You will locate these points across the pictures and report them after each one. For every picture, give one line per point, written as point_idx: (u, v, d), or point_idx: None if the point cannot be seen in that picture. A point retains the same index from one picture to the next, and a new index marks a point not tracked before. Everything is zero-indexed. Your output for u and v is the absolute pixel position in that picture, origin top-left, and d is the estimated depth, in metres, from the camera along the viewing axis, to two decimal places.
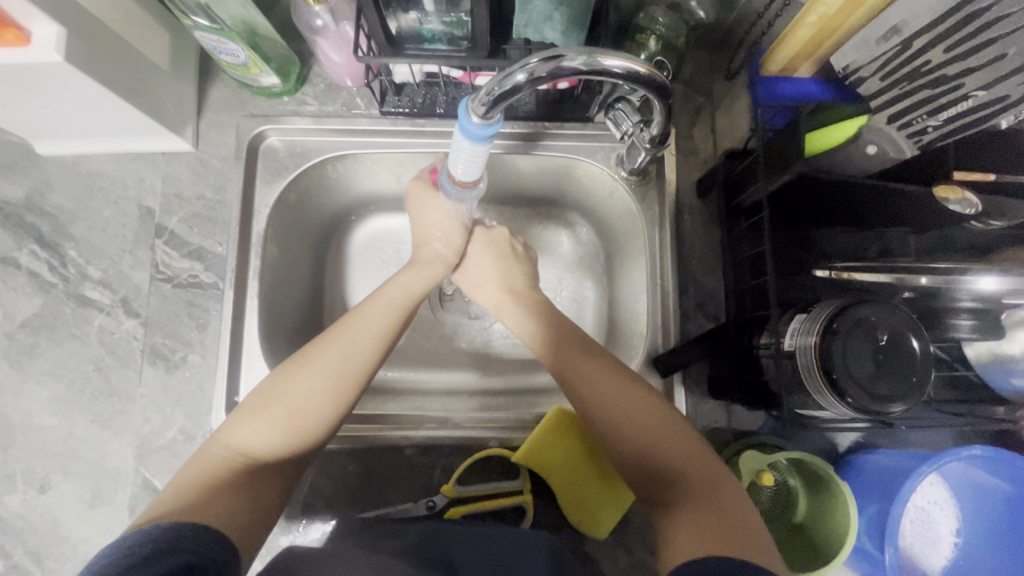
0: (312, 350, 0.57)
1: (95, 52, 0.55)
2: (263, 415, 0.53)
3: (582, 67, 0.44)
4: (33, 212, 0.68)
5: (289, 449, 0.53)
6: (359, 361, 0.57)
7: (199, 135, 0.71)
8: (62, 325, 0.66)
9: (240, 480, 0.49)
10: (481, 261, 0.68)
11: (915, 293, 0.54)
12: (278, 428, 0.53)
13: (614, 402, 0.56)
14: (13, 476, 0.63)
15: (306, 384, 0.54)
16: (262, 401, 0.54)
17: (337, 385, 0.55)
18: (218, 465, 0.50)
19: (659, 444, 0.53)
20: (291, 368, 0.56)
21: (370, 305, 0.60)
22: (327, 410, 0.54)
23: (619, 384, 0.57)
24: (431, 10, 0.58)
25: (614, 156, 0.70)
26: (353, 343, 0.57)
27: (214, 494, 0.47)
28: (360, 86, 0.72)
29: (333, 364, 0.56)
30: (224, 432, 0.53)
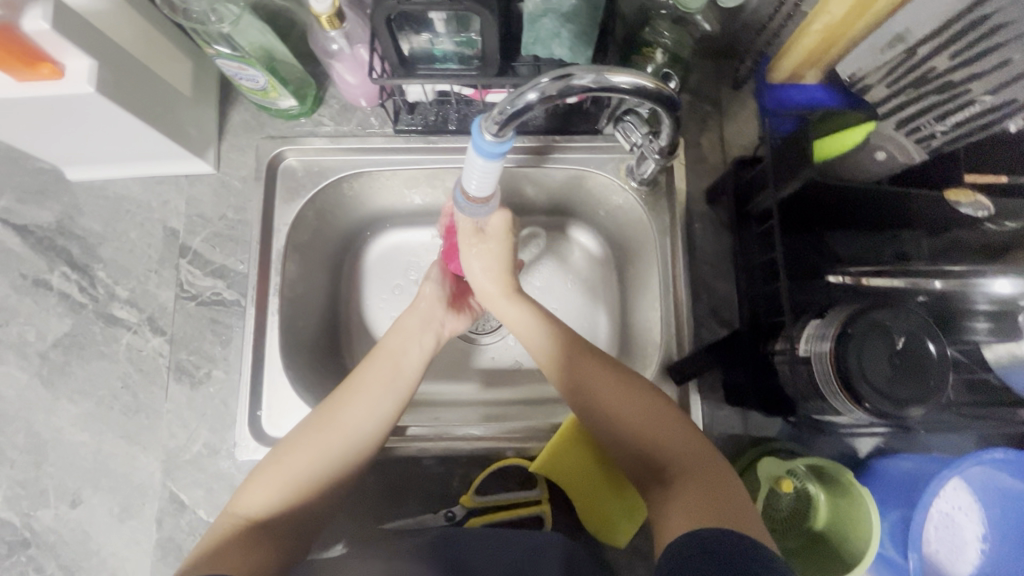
0: (317, 415, 0.59)
1: (124, 82, 0.58)
2: (268, 480, 0.55)
3: (591, 85, 0.45)
4: (63, 235, 0.71)
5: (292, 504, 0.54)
6: (360, 425, 0.58)
7: (220, 156, 0.73)
8: (92, 344, 0.69)
9: (252, 540, 0.51)
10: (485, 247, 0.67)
11: (930, 297, 0.54)
12: (275, 488, 0.54)
13: (612, 399, 0.57)
14: (46, 491, 0.66)
15: (313, 448, 0.56)
16: (268, 466, 0.56)
17: (340, 450, 0.57)
18: (228, 528, 0.52)
19: (646, 428, 0.55)
20: (297, 435, 0.57)
21: (373, 365, 0.63)
22: (327, 471, 0.56)
23: (610, 378, 0.58)
24: (443, 31, 0.60)
25: (623, 166, 0.71)
26: (357, 409, 0.59)
27: (227, 553, 0.49)
28: (374, 106, 0.74)
29: (338, 428, 0.58)
30: (237, 494, 0.55)
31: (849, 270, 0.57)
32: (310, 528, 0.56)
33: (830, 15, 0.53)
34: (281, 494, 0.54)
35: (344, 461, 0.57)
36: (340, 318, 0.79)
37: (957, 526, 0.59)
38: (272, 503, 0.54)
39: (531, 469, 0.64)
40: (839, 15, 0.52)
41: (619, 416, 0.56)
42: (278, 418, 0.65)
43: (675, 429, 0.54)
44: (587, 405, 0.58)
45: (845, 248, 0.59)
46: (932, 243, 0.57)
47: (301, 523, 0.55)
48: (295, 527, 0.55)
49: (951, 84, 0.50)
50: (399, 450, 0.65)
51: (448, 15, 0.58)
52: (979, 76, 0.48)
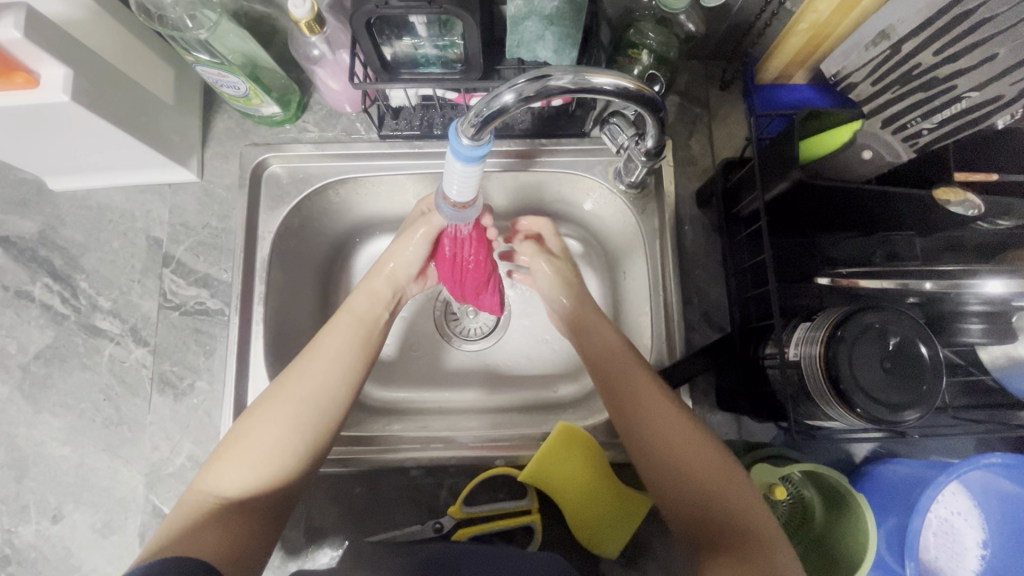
0: (275, 386, 0.57)
1: (102, 90, 0.57)
2: (233, 455, 0.53)
3: (570, 86, 0.45)
4: (45, 246, 0.70)
5: (265, 479, 0.53)
6: (324, 388, 0.57)
7: (204, 164, 0.72)
8: (74, 356, 0.68)
9: (227, 517, 0.51)
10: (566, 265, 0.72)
11: (921, 299, 0.53)
12: (247, 462, 0.53)
13: (657, 426, 0.57)
14: (27, 506, 0.64)
15: (277, 418, 0.55)
16: (232, 441, 0.54)
17: (304, 415, 0.56)
18: (198, 507, 0.51)
19: (680, 457, 0.55)
20: (256, 409, 0.56)
21: (333, 331, 0.62)
22: (295, 441, 0.55)
23: (661, 407, 0.58)
24: (425, 35, 0.60)
25: (612, 169, 0.71)
26: (317, 375, 0.58)
27: (199, 535, 0.49)
28: (358, 111, 0.73)
29: (300, 395, 0.56)
30: (202, 472, 0.54)
31: (839, 272, 0.55)
32: (288, 500, 0.55)
33: (817, 14, 0.52)
34: (250, 465, 0.53)
35: (318, 429, 0.56)
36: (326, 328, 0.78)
37: (956, 532, 0.58)
38: (241, 476, 0.52)
39: (520, 478, 0.63)
40: (826, 14, 0.52)
41: (653, 443, 0.57)
42: None
43: (719, 471, 0.54)
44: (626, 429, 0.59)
45: (838, 252, 0.58)
46: (925, 244, 0.56)
47: (283, 497, 0.54)
48: (276, 499, 0.54)
49: (937, 81, 0.51)
50: (386, 460, 0.64)
51: (429, 19, 0.58)
52: (965, 72, 0.49)
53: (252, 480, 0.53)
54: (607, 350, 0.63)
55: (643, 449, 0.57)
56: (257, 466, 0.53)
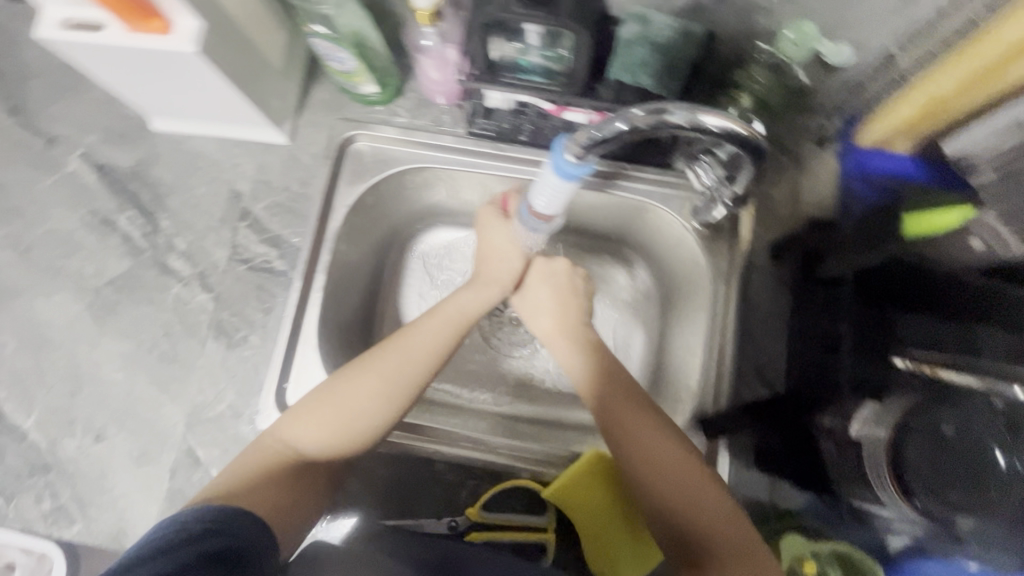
0: (365, 359, 0.58)
1: (224, 46, 0.59)
2: (312, 414, 0.55)
3: (683, 124, 0.43)
4: (137, 181, 0.74)
5: (331, 449, 0.55)
6: (408, 377, 0.58)
7: (295, 130, 0.75)
8: (143, 289, 0.71)
9: (290, 475, 0.53)
10: (541, 291, 0.68)
11: (1007, 405, 0.46)
12: (321, 428, 0.55)
13: (650, 457, 0.54)
14: (75, 421, 0.68)
15: (361, 391, 0.56)
16: (316, 401, 0.56)
17: (382, 395, 0.56)
18: (270, 454, 0.54)
19: (700, 517, 0.51)
20: (342, 376, 0.57)
21: (429, 321, 0.62)
22: (369, 420, 0.56)
23: (663, 440, 0.55)
24: (535, 43, 0.61)
25: (688, 206, 0.70)
26: (403, 360, 0.58)
27: (262, 484, 0.51)
28: (450, 104, 0.74)
29: (383, 376, 0.57)
30: (282, 421, 0.56)
31: (914, 355, 0.51)
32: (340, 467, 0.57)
33: (939, 88, 0.50)
34: (325, 429, 0.55)
35: (392, 415, 0.57)
36: (374, 307, 0.79)
37: None
38: (311, 440, 0.55)
39: (543, 494, 0.62)
40: (949, 89, 0.49)
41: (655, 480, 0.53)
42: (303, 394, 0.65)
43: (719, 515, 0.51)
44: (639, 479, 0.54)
45: (913, 333, 0.54)
46: (1011, 344, 0.49)
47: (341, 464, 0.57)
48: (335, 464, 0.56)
49: None
50: (415, 448, 0.65)
51: (544, 31, 0.59)
52: None
53: (324, 444, 0.55)
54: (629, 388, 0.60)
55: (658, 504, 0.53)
56: (331, 433, 0.55)
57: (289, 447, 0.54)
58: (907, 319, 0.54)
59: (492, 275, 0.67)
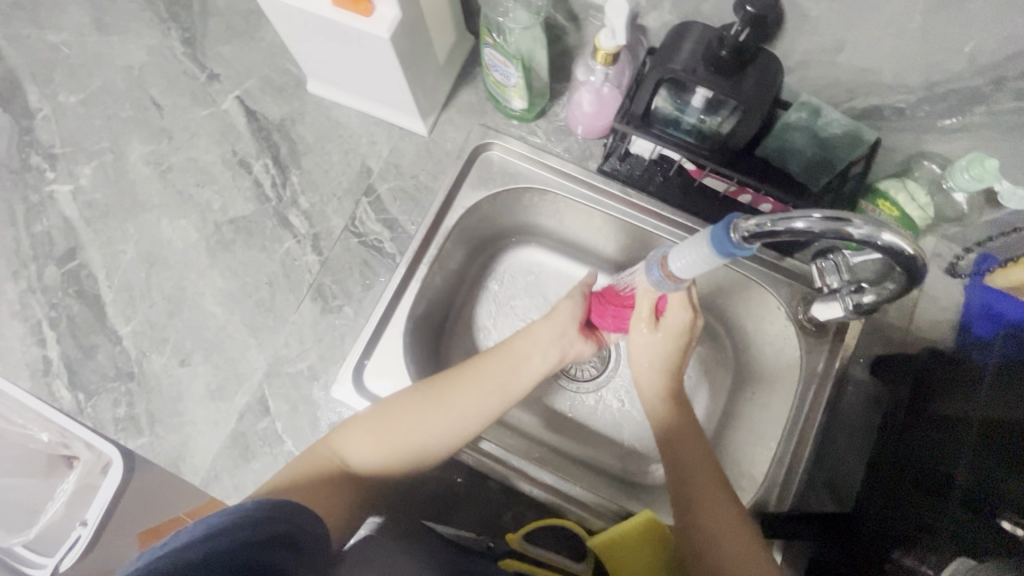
0: (423, 388, 0.59)
1: (408, 37, 0.62)
2: (366, 430, 0.57)
3: (861, 238, 0.42)
4: (280, 133, 0.77)
5: (379, 468, 0.56)
6: (462, 415, 0.58)
7: (436, 124, 0.77)
8: (259, 234, 0.74)
9: (335, 483, 0.55)
10: (657, 343, 0.62)
11: None
12: (373, 446, 0.56)
13: (711, 538, 0.56)
14: (167, 340, 0.71)
15: (415, 420, 0.57)
16: (369, 418, 0.57)
17: (435, 428, 0.57)
18: (324, 462, 0.56)
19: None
20: (400, 400, 0.59)
21: (491, 361, 0.61)
22: (419, 448, 0.57)
23: (730, 524, 0.56)
24: (698, 106, 0.61)
25: (798, 297, 0.69)
26: (463, 397, 0.58)
27: (311, 487, 0.53)
28: (586, 137, 0.75)
29: (440, 409, 0.58)
30: (338, 430, 0.58)
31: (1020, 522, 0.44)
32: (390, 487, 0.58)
33: None
34: (377, 447, 0.56)
35: (443, 447, 0.57)
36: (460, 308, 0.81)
37: None
38: (363, 454, 0.56)
39: (588, 542, 0.62)
40: None
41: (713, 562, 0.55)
42: (384, 376, 0.68)
43: None
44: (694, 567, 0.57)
45: None
46: None
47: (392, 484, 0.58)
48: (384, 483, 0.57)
49: None
50: (469, 458, 0.65)
51: (712, 97, 0.59)
52: None
53: (374, 463, 0.56)
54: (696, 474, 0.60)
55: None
56: (383, 454, 0.56)
57: (340, 457, 0.56)
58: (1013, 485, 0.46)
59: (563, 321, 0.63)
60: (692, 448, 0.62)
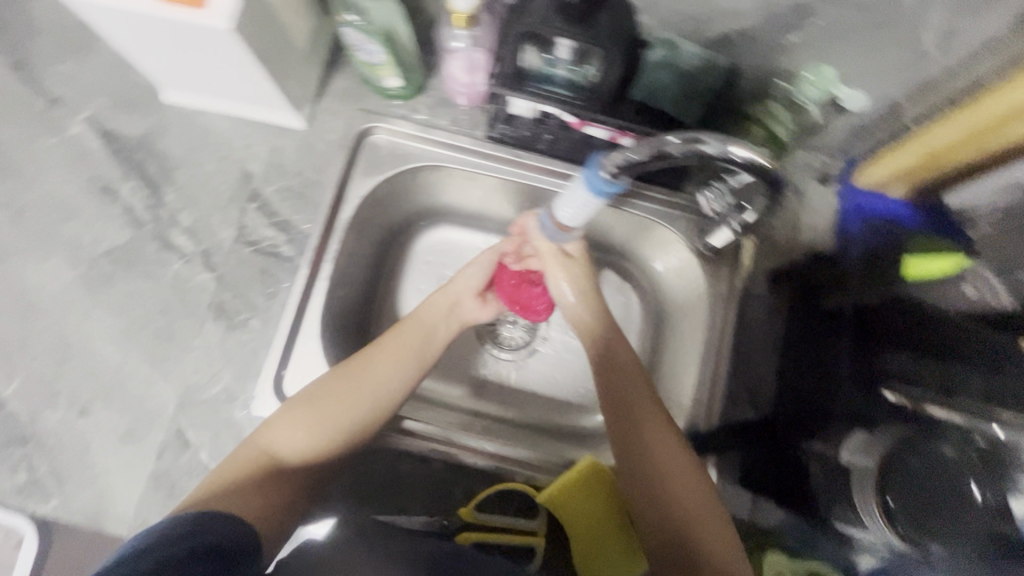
0: (340, 368, 0.59)
1: (255, 25, 0.59)
2: (292, 420, 0.55)
3: (713, 153, 0.45)
4: (143, 151, 0.72)
5: (310, 454, 0.54)
6: (385, 381, 0.59)
7: (313, 116, 0.74)
8: (142, 262, 0.69)
9: (264, 479, 0.51)
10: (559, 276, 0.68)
11: (989, 444, 0.51)
12: (300, 432, 0.55)
13: (652, 456, 0.58)
14: (60, 393, 0.66)
15: (342, 399, 0.57)
16: (291, 409, 0.56)
17: (360, 399, 0.57)
18: (248, 462, 0.52)
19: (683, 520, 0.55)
20: (319, 384, 0.58)
21: (402, 331, 0.63)
22: (347, 422, 0.56)
23: (663, 438, 0.59)
24: (565, 58, 0.62)
25: (694, 227, 0.72)
26: (383, 366, 0.60)
27: (238, 489, 0.50)
28: (471, 107, 0.75)
29: (362, 380, 0.58)
30: (261, 430, 0.55)
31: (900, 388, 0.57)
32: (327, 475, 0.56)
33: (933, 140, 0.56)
34: (303, 433, 0.55)
35: (372, 415, 0.58)
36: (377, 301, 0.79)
37: None
38: (291, 445, 0.54)
39: (537, 499, 0.64)
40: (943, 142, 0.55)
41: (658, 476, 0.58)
42: (304, 383, 0.65)
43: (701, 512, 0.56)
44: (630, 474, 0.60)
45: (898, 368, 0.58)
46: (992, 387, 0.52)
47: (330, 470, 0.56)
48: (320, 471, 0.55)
49: None
50: (410, 445, 0.65)
51: (576, 46, 0.60)
52: None
53: (307, 450, 0.54)
54: (632, 393, 0.62)
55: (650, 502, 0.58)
56: (315, 438, 0.55)
57: (268, 452, 0.54)
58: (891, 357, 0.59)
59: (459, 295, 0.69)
60: (623, 371, 0.64)
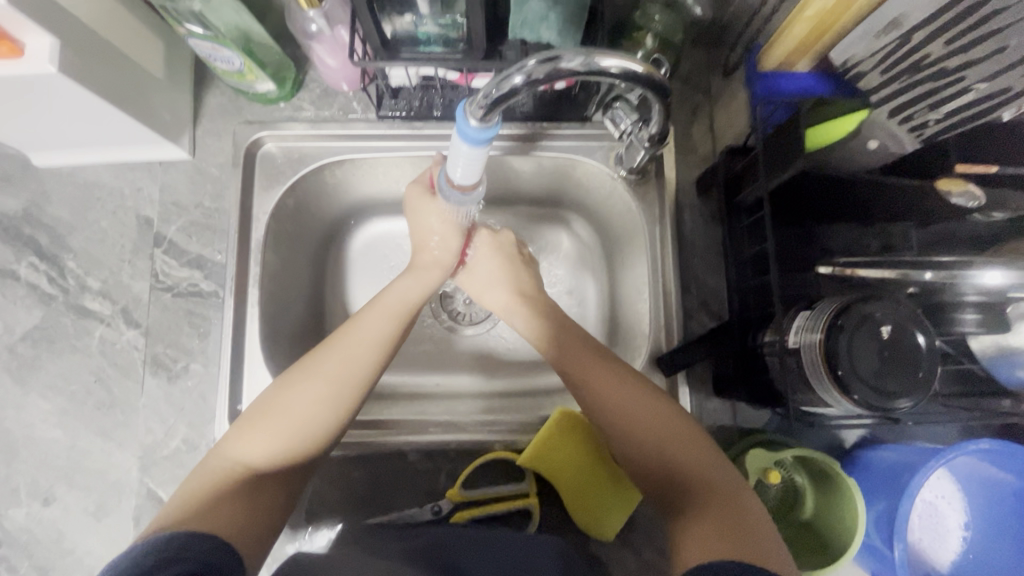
0: (310, 362, 0.57)
1: (90, 62, 0.55)
2: (259, 426, 0.53)
3: (580, 68, 0.44)
4: (30, 224, 0.68)
5: (287, 455, 0.53)
6: (359, 370, 0.57)
7: (196, 142, 0.70)
8: (62, 337, 0.66)
9: (243, 490, 0.50)
10: (486, 265, 0.69)
11: (920, 289, 0.53)
12: (276, 434, 0.53)
13: (613, 399, 0.57)
14: (17, 489, 0.63)
15: (304, 394, 0.55)
16: (260, 412, 0.54)
17: (335, 392, 0.55)
18: (221, 473, 0.51)
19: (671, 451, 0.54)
20: (288, 382, 0.56)
21: (368, 314, 0.61)
22: (322, 417, 0.54)
23: (613, 374, 0.58)
24: (427, 12, 0.58)
25: (613, 154, 0.70)
26: (353, 355, 0.57)
27: (217, 502, 0.48)
28: (356, 91, 0.72)
29: (332, 373, 0.56)
30: (226, 440, 0.53)
31: (838, 261, 0.55)
32: (304, 475, 0.55)
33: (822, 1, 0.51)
34: (276, 437, 0.53)
35: (348, 404, 0.56)
36: (321, 311, 0.77)
37: (939, 515, 0.60)
38: (265, 448, 0.52)
39: (519, 463, 0.63)
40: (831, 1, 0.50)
41: (625, 415, 0.56)
42: None
43: (670, 430, 0.55)
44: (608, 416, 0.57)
45: (835, 242, 0.58)
46: (920, 236, 0.57)
47: (303, 471, 0.54)
48: (293, 473, 0.54)
49: (946, 71, 0.49)
50: (386, 443, 0.64)
51: None
52: (975, 64, 0.47)
53: (274, 451, 0.53)
54: (586, 339, 0.62)
55: (641, 452, 0.55)
56: (282, 439, 0.53)
57: (240, 464, 0.52)
58: (834, 229, 0.58)
59: (429, 258, 0.66)
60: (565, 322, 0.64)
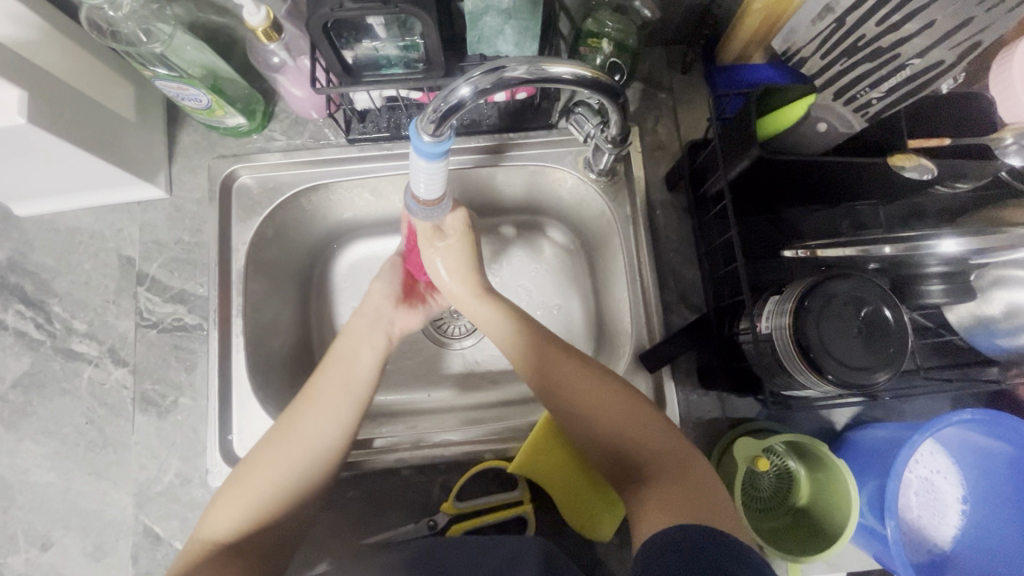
0: (274, 430, 0.57)
1: (59, 111, 0.56)
2: (226, 501, 0.54)
3: (525, 76, 0.45)
4: (15, 273, 0.69)
5: (253, 525, 0.53)
6: (317, 431, 0.57)
7: (172, 180, 0.72)
8: (52, 381, 0.67)
9: (214, 564, 0.51)
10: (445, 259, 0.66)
11: (883, 264, 0.54)
12: (240, 505, 0.53)
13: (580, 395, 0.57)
14: (15, 536, 0.64)
15: (264, 465, 0.55)
16: (229, 485, 0.55)
17: (295, 457, 0.55)
18: (195, 552, 0.52)
19: (636, 436, 0.54)
20: (254, 452, 0.56)
21: (322, 374, 0.61)
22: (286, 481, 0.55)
23: (578, 371, 0.58)
24: (385, 37, 0.59)
25: (581, 159, 0.71)
26: (311, 417, 0.57)
27: None
28: (326, 118, 0.73)
29: (292, 439, 0.56)
30: (201, 517, 0.55)
31: (807, 243, 0.56)
32: (283, 537, 0.55)
33: None
34: (240, 510, 0.53)
35: (311, 467, 0.56)
36: (307, 336, 0.77)
37: (937, 490, 0.60)
38: (231, 522, 0.53)
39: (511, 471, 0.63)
40: None
41: (592, 414, 0.56)
42: (250, 443, 0.63)
43: (639, 423, 0.55)
44: (566, 403, 0.57)
45: (806, 226, 0.60)
46: (888, 211, 0.58)
47: (278, 536, 0.54)
48: (271, 542, 0.54)
49: (883, 50, 0.50)
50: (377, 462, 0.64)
51: (386, 20, 0.57)
52: (907, 40, 0.49)
53: (240, 521, 0.53)
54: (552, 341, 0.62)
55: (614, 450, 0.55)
56: (247, 508, 0.53)
57: (209, 541, 0.52)
58: (801, 213, 0.60)
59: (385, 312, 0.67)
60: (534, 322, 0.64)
